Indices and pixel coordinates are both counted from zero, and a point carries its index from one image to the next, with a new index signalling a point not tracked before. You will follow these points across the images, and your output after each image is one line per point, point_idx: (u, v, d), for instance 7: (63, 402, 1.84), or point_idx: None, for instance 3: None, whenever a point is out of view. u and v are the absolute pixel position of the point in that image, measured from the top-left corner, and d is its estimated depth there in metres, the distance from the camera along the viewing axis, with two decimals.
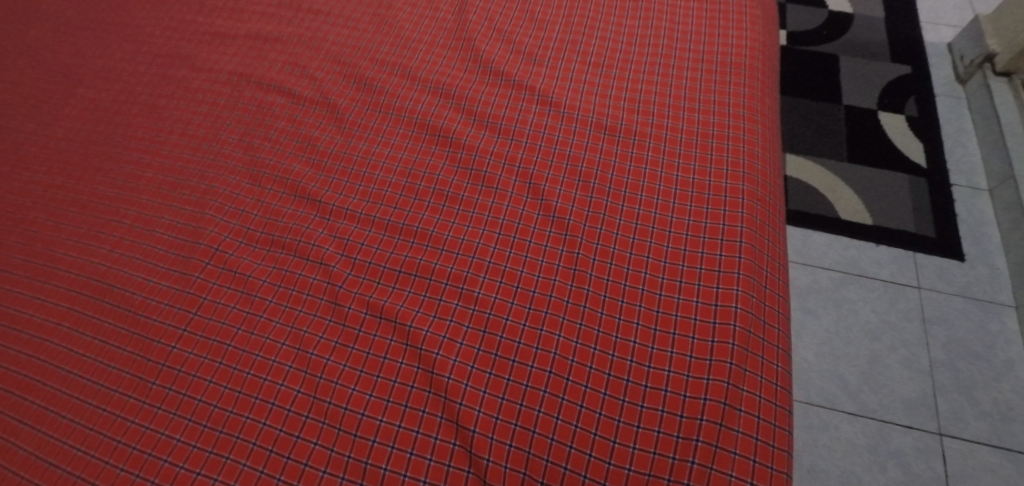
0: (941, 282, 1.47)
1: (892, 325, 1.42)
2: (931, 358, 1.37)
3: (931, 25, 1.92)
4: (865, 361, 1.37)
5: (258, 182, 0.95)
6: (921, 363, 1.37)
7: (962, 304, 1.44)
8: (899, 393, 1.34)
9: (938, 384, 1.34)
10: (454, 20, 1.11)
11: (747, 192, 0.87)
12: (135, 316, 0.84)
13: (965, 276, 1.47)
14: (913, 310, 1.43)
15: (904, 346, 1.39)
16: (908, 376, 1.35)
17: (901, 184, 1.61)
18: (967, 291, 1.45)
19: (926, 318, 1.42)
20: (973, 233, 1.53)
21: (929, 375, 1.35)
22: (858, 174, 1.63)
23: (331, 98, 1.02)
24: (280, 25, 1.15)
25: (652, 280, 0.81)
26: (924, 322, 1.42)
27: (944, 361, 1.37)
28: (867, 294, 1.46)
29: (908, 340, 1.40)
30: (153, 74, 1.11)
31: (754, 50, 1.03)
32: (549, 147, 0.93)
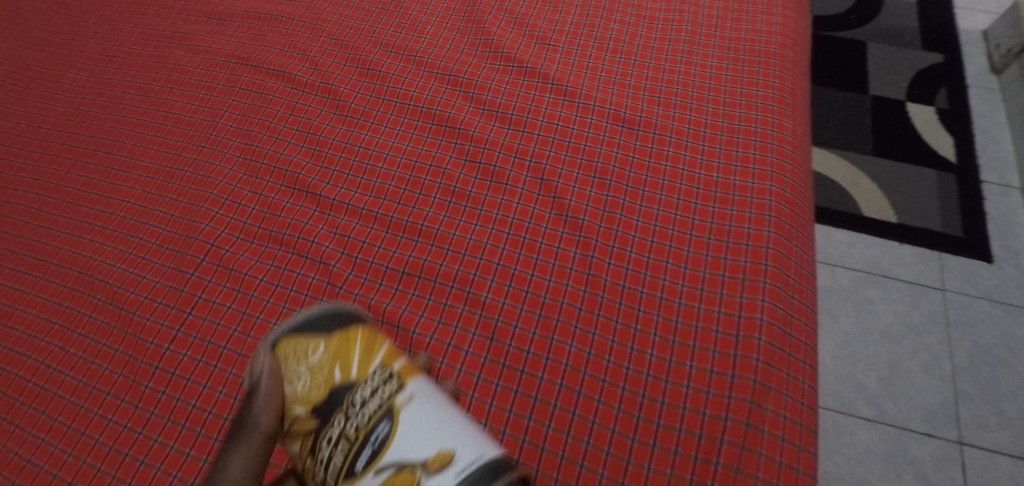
0: (968, 284, 1.41)
1: (914, 329, 1.36)
2: (954, 364, 1.32)
3: (965, 11, 1.83)
4: (884, 365, 1.32)
5: (255, 173, 0.89)
6: (943, 368, 1.32)
7: (988, 307, 1.39)
8: (920, 399, 1.28)
9: (960, 390, 1.29)
10: (464, 1, 1.05)
11: (775, 193, 0.80)
12: (127, 313, 0.79)
13: (992, 279, 1.42)
14: (937, 313, 1.38)
15: (926, 351, 1.34)
16: (929, 382, 1.30)
17: (929, 181, 1.54)
18: (993, 295, 1.40)
19: (949, 322, 1.37)
20: (1002, 233, 1.47)
21: (951, 381, 1.30)
22: (884, 169, 1.56)
23: (332, 84, 0.96)
24: (280, 5, 1.09)
25: (671, 288, 0.75)
26: (947, 325, 1.37)
27: (968, 367, 1.31)
28: (889, 296, 1.40)
29: (930, 345, 1.34)
30: (147, 56, 1.06)
31: (785, 38, 0.95)
32: (563, 140, 0.87)
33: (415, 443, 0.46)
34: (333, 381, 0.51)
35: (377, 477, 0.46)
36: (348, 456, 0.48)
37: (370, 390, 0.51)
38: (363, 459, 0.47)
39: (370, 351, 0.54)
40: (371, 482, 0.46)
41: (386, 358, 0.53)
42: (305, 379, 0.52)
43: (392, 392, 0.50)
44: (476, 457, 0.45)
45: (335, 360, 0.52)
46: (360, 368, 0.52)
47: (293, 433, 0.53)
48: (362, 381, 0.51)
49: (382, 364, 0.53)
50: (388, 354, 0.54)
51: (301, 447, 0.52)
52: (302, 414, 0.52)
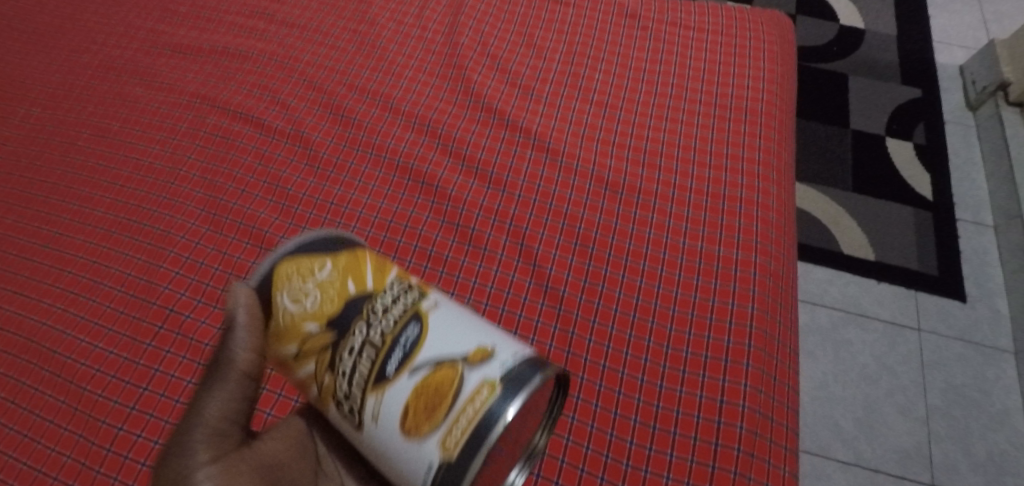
0: (942, 325, 1.41)
1: (890, 371, 1.36)
2: (928, 406, 1.32)
3: (943, 45, 1.85)
4: (860, 407, 1.32)
5: (219, 228, 0.85)
6: (917, 410, 1.32)
7: (962, 349, 1.39)
8: (895, 442, 1.28)
9: (933, 433, 1.29)
10: (444, 42, 1.01)
11: (760, 265, 0.78)
12: (78, 388, 0.74)
13: (968, 319, 1.42)
14: (913, 355, 1.38)
15: (902, 393, 1.34)
16: (904, 425, 1.30)
17: (907, 219, 1.54)
18: (967, 336, 1.40)
19: (925, 363, 1.37)
20: (977, 273, 1.48)
21: (925, 423, 1.30)
22: (863, 205, 1.57)
23: (304, 131, 0.92)
24: (251, 39, 1.04)
25: (652, 370, 0.72)
26: (922, 367, 1.37)
27: (942, 410, 1.32)
28: (866, 336, 1.40)
29: (905, 386, 1.34)
30: (106, 91, 1.01)
31: (772, 94, 0.95)
32: (544, 201, 0.84)
33: (452, 343, 0.49)
34: (347, 293, 0.53)
35: (412, 377, 0.48)
36: (375, 363, 0.49)
37: (387, 298, 0.53)
38: (393, 362, 0.49)
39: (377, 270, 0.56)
40: (406, 382, 0.48)
41: (396, 274, 0.56)
42: (313, 295, 0.53)
43: (414, 298, 0.53)
44: (513, 353, 0.49)
45: (348, 274, 0.54)
46: (375, 280, 0.54)
47: (300, 352, 0.53)
48: (382, 293, 0.53)
49: (387, 277, 0.55)
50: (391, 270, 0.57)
51: (316, 365, 0.52)
52: (313, 331, 0.52)
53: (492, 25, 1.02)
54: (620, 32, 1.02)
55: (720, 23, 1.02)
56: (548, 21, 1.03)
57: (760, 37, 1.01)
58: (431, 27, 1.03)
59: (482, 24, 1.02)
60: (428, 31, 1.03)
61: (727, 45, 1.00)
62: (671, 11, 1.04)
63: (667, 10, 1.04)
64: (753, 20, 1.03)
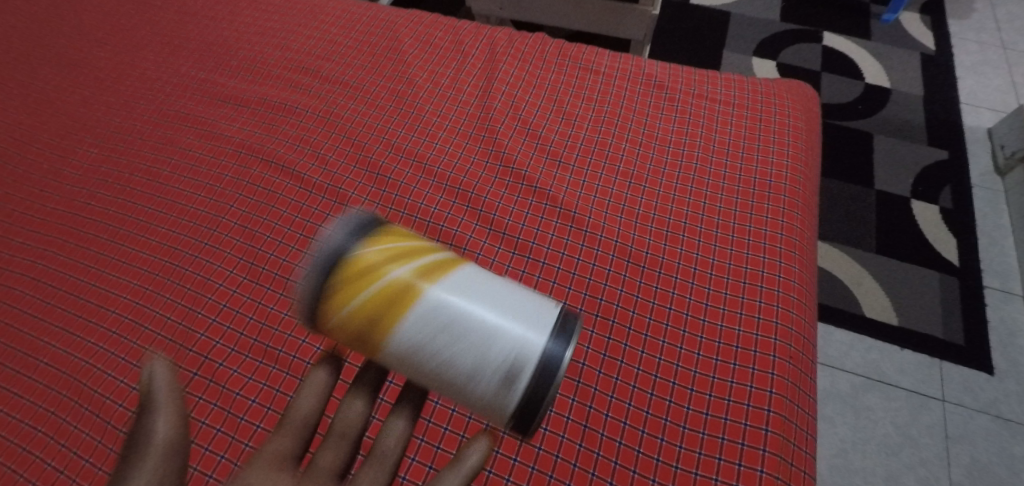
0: (967, 397, 1.39)
1: (912, 442, 1.35)
2: (951, 481, 1.30)
3: (970, 106, 1.79)
4: (881, 478, 1.30)
5: (256, 277, 0.91)
6: (940, 484, 1.30)
7: (988, 422, 1.36)
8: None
9: None
10: (478, 104, 1.06)
11: (780, 348, 0.81)
12: (113, 430, 0.80)
13: (994, 392, 1.40)
14: (936, 426, 1.36)
15: (923, 466, 1.32)
16: None
17: (931, 284, 1.53)
18: (993, 409, 1.38)
19: (949, 436, 1.35)
20: (1004, 343, 1.46)
21: None
22: (886, 267, 1.56)
23: (341, 187, 0.98)
24: (296, 94, 1.12)
25: (669, 449, 0.75)
26: (946, 439, 1.35)
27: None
28: (887, 404, 1.39)
29: (928, 459, 1.33)
30: (159, 137, 1.09)
31: (797, 172, 0.96)
32: (568, 271, 0.88)
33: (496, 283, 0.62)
34: None
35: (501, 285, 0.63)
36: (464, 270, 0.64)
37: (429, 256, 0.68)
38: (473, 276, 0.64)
39: None
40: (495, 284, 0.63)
41: None
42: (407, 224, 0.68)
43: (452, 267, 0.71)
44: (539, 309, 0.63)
45: None
46: None
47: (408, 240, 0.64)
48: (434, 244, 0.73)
49: None
50: None
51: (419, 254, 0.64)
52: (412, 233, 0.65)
53: (524, 90, 1.07)
54: (647, 101, 1.06)
55: (746, 98, 1.05)
56: (578, 88, 1.08)
57: (786, 112, 1.03)
58: (465, 89, 1.09)
59: (514, 88, 1.07)
60: (462, 93, 1.08)
61: (752, 119, 1.02)
62: (697, 83, 1.08)
63: (693, 82, 1.08)
64: (779, 95, 1.06)
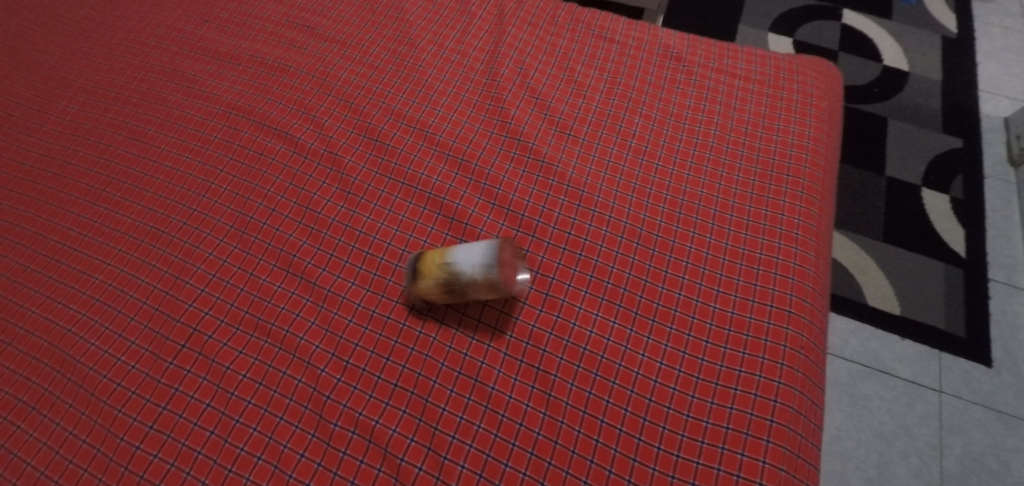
0: (964, 389, 1.37)
1: (906, 431, 1.33)
2: (942, 470, 1.29)
3: (988, 93, 1.74)
4: (873, 466, 1.30)
5: (247, 247, 0.87)
6: (932, 474, 1.29)
7: (982, 414, 1.35)
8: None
9: None
10: (483, 71, 1.00)
11: (791, 337, 0.77)
12: (99, 402, 0.77)
13: (991, 385, 1.38)
14: (931, 417, 1.35)
15: (916, 455, 1.31)
16: None
17: (936, 273, 1.50)
18: (989, 401, 1.36)
19: (943, 426, 1.34)
20: (1005, 337, 1.43)
21: None
22: (894, 256, 1.53)
23: (337, 153, 0.93)
24: (290, 52, 1.05)
25: (670, 438, 0.72)
26: (940, 429, 1.33)
27: (957, 477, 1.28)
28: (884, 393, 1.38)
29: (921, 449, 1.31)
30: (145, 93, 1.03)
31: (817, 154, 0.92)
32: (574, 251, 0.85)
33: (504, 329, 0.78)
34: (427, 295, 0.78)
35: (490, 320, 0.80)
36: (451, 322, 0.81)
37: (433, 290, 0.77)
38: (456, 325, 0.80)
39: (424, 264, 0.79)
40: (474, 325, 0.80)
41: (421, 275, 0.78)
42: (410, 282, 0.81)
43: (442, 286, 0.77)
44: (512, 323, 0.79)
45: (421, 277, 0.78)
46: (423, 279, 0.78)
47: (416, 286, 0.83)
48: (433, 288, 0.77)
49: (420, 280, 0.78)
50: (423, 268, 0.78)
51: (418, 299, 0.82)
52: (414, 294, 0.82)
53: (533, 57, 1.02)
54: (663, 74, 1.00)
55: (767, 74, 1.00)
56: (590, 57, 1.02)
57: (807, 90, 0.98)
58: (471, 53, 1.03)
59: (523, 54, 1.02)
60: (468, 57, 1.02)
61: (773, 97, 0.97)
62: (716, 56, 1.03)
63: (713, 56, 1.03)
64: (801, 73, 1.01)
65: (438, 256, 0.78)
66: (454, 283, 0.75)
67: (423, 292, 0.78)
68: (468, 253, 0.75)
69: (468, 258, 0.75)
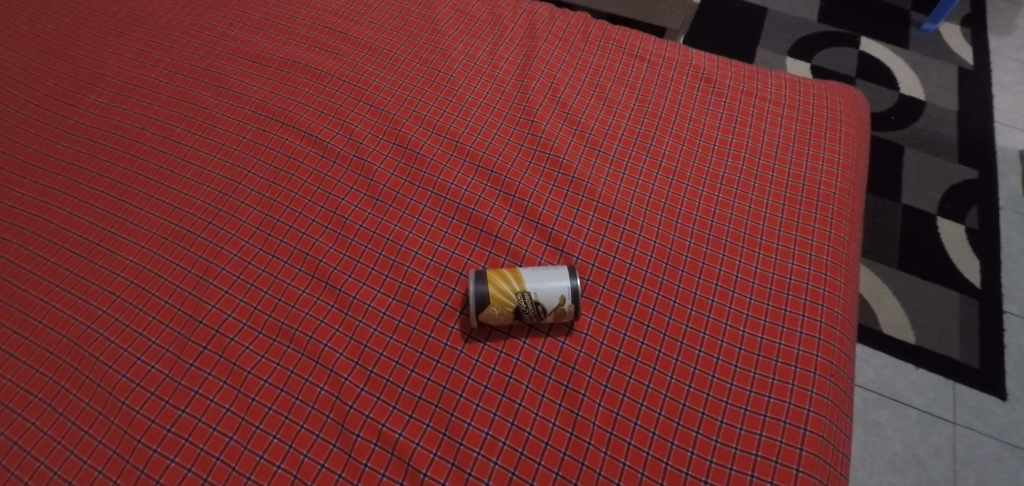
0: (979, 421, 1.35)
1: (920, 461, 1.30)
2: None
3: (1004, 126, 1.74)
4: None
5: (272, 249, 0.87)
6: None
7: (996, 448, 1.32)
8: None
9: None
10: (515, 84, 1.01)
11: (821, 365, 0.77)
12: (116, 401, 0.76)
13: (1005, 418, 1.35)
14: (945, 448, 1.32)
15: None
16: None
17: (951, 303, 1.48)
18: (1003, 435, 1.33)
19: (957, 458, 1.30)
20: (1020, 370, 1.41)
21: None
22: (909, 284, 1.51)
23: (366, 160, 0.94)
24: (321, 56, 1.05)
25: (698, 463, 0.71)
26: (954, 461, 1.30)
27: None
28: (898, 422, 1.34)
29: (935, 480, 1.28)
30: (174, 91, 1.03)
31: (846, 181, 0.92)
32: (603, 269, 0.84)
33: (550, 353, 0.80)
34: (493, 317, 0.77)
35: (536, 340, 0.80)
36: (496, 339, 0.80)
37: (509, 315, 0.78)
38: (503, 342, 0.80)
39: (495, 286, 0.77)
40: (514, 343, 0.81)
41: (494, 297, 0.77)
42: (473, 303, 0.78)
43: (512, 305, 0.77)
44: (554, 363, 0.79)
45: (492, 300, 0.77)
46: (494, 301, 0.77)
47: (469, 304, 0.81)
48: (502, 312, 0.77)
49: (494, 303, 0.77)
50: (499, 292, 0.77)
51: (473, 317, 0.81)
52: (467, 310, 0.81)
53: (565, 72, 1.03)
54: (693, 94, 1.01)
55: (797, 99, 1.00)
56: (621, 74, 1.03)
57: (837, 117, 0.98)
58: (502, 66, 1.03)
59: (554, 69, 1.02)
60: (499, 69, 1.03)
61: (803, 122, 0.97)
62: (746, 79, 1.03)
63: (743, 78, 1.03)
64: (831, 99, 1.01)
65: (513, 280, 0.78)
66: (532, 310, 0.77)
67: (492, 314, 0.77)
68: (550, 281, 0.77)
69: (551, 287, 0.77)
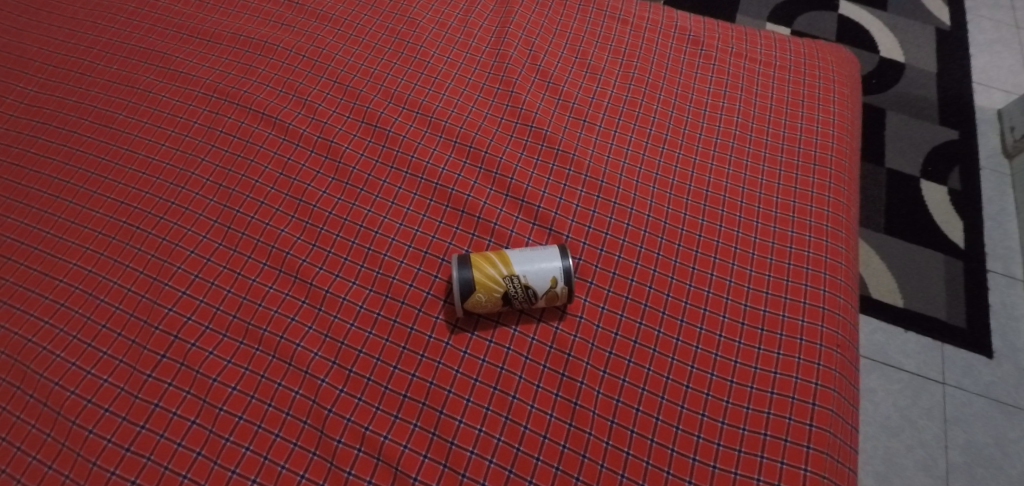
0: (966, 380, 1.26)
1: (911, 423, 1.21)
2: (948, 463, 1.17)
3: (982, 86, 1.69)
4: (880, 460, 1.18)
5: (234, 244, 0.79)
6: (939, 467, 1.17)
7: (984, 406, 1.23)
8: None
9: None
10: (490, 52, 0.94)
11: (827, 336, 0.72)
12: (65, 421, 0.68)
13: (993, 375, 1.26)
14: (935, 409, 1.23)
15: (924, 448, 1.19)
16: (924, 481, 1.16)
17: (936, 262, 1.40)
18: (992, 392, 1.25)
19: (947, 418, 1.22)
20: (1004, 327, 1.32)
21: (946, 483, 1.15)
22: (889, 246, 1.42)
23: (332, 140, 0.86)
24: (278, 30, 0.97)
25: (705, 448, 0.67)
26: (945, 421, 1.22)
27: (963, 470, 1.17)
28: (888, 385, 1.25)
29: (927, 442, 1.19)
30: (114, 74, 0.94)
31: (843, 142, 0.87)
32: (595, 246, 0.79)
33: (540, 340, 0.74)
34: (479, 305, 0.71)
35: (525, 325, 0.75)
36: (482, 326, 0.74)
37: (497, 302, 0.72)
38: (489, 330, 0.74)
39: (480, 272, 0.71)
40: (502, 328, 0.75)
41: (480, 284, 0.71)
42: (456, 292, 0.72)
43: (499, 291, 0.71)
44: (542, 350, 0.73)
45: (478, 287, 0.71)
46: (480, 289, 0.71)
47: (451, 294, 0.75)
48: (489, 300, 0.71)
49: (481, 290, 0.71)
50: (485, 278, 0.71)
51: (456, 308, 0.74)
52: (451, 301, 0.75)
53: (544, 38, 0.96)
54: (680, 57, 0.96)
55: (788, 59, 0.96)
56: (604, 39, 0.97)
57: (829, 77, 0.94)
58: (476, 34, 0.97)
59: (533, 35, 0.96)
60: (472, 38, 0.96)
61: (794, 83, 0.93)
62: (735, 40, 0.98)
63: (732, 40, 0.98)
64: (823, 59, 0.96)
65: (499, 263, 0.72)
66: (522, 295, 0.71)
67: (479, 301, 0.71)
68: (540, 262, 0.72)
69: (541, 268, 0.71)
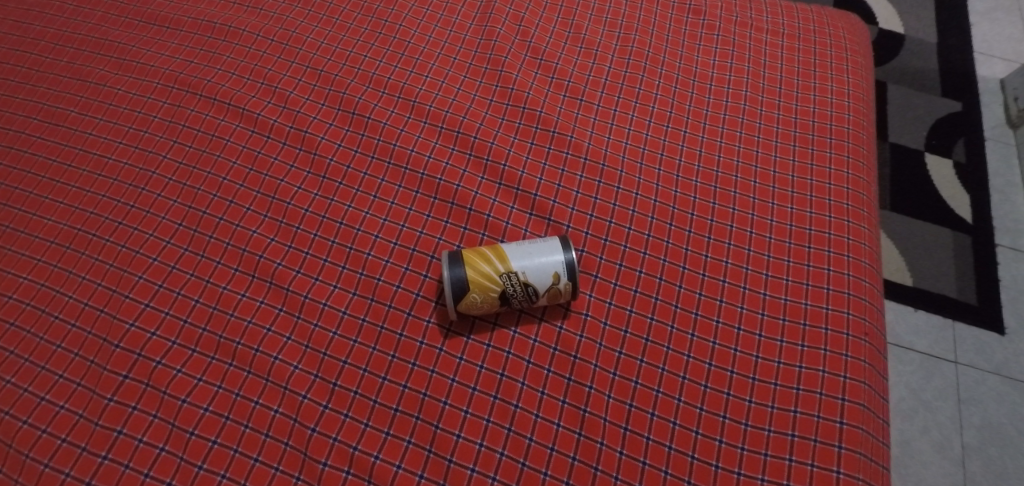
0: (978, 357, 1.10)
1: (925, 405, 1.06)
2: (964, 446, 1.02)
3: (982, 54, 1.46)
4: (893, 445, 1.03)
5: (201, 248, 0.72)
6: (954, 449, 1.02)
7: (998, 384, 1.07)
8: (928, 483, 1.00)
9: (970, 476, 1.00)
10: (476, 29, 0.87)
11: (853, 323, 0.66)
12: (18, 455, 0.61)
13: (1005, 352, 1.10)
14: (948, 388, 1.07)
15: (939, 431, 1.04)
16: (940, 467, 1.01)
17: (945, 233, 1.21)
18: (1004, 369, 1.09)
19: (961, 398, 1.06)
20: (1016, 301, 1.15)
21: (962, 466, 1.01)
22: (892, 221, 1.23)
23: (307, 130, 0.79)
24: (244, 13, 0.90)
25: (729, 453, 0.61)
26: (959, 401, 1.06)
27: (980, 452, 1.02)
28: (897, 366, 1.09)
29: (941, 424, 1.04)
30: (64, 67, 0.86)
31: (859, 114, 0.81)
32: (597, 236, 0.73)
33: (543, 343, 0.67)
34: (475, 306, 0.65)
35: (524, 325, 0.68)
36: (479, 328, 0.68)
37: (494, 301, 0.65)
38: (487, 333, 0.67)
39: (475, 272, 0.64)
40: (498, 329, 0.68)
41: (475, 282, 0.64)
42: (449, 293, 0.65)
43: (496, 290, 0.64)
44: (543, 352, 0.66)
45: (472, 287, 0.64)
46: (474, 289, 0.64)
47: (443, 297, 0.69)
48: (486, 300, 0.65)
49: (477, 289, 0.64)
50: (480, 276, 0.64)
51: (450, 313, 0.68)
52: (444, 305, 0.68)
53: (533, 12, 0.89)
54: (681, 28, 0.90)
55: (797, 27, 0.90)
56: (599, 11, 0.91)
57: (841, 45, 0.88)
58: (459, 10, 0.90)
59: (521, 9, 0.89)
60: (456, 14, 0.89)
61: (805, 52, 0.87)
62: (739, 9, 0.92)
63: (736, 8, 0.92)
64: (833, 26, 0.90)
65: (495, 259, 0.65)
66: (522, 294, 0.65)
67: (474, 303, 0.64)
68: (540, 256, 0.65)
69: (541, 264, 0.65)
